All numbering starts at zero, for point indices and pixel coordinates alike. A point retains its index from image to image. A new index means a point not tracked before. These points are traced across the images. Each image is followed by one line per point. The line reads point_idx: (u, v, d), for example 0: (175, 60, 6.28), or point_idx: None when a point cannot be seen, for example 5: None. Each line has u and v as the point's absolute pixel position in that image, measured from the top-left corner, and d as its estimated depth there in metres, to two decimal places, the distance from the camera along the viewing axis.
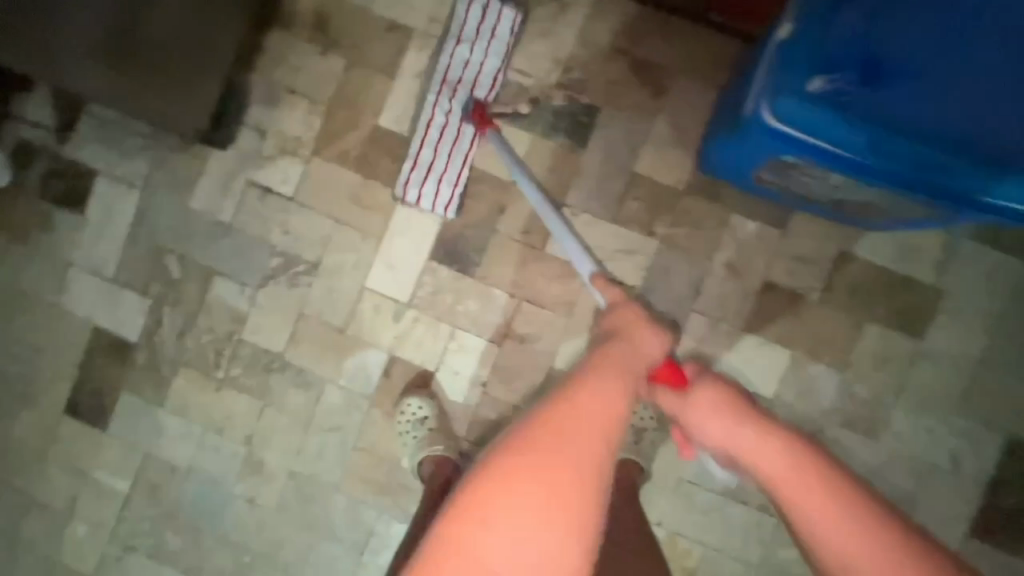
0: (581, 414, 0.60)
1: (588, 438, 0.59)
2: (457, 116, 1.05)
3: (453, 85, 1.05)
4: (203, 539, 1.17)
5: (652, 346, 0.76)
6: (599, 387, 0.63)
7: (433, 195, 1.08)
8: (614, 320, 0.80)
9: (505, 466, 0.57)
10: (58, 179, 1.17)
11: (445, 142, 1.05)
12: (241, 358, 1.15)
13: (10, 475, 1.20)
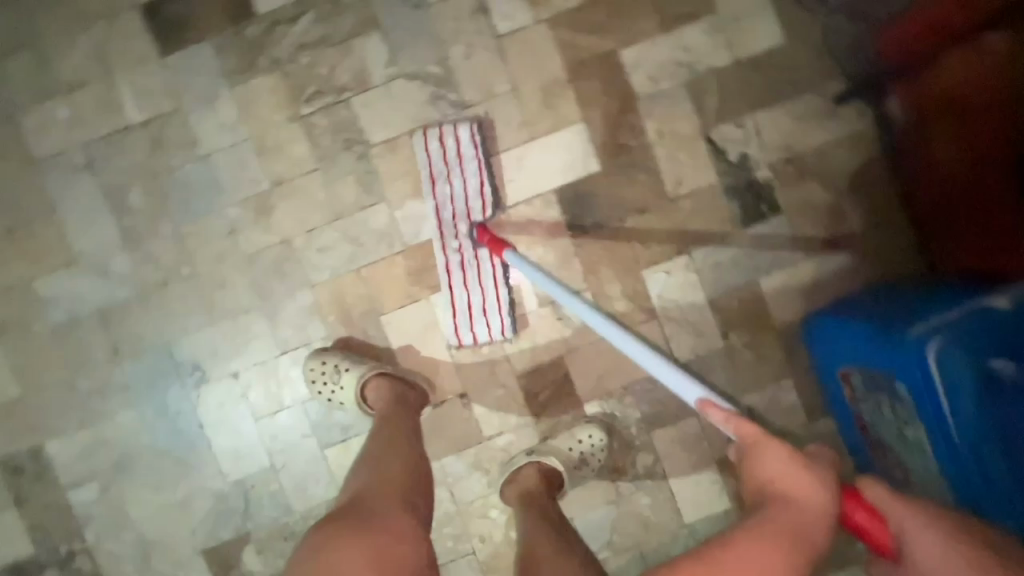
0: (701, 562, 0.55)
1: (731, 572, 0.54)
2: (475, 249, 1.03)
3: (462, 223, 1.04)
4: (162, 220, 1.07)
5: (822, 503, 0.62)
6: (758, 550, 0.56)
7: (480, 332, 1.06)
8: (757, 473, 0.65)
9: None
10: None
11: (472, 277, 1.04)
12: (333, 115, 1.07)
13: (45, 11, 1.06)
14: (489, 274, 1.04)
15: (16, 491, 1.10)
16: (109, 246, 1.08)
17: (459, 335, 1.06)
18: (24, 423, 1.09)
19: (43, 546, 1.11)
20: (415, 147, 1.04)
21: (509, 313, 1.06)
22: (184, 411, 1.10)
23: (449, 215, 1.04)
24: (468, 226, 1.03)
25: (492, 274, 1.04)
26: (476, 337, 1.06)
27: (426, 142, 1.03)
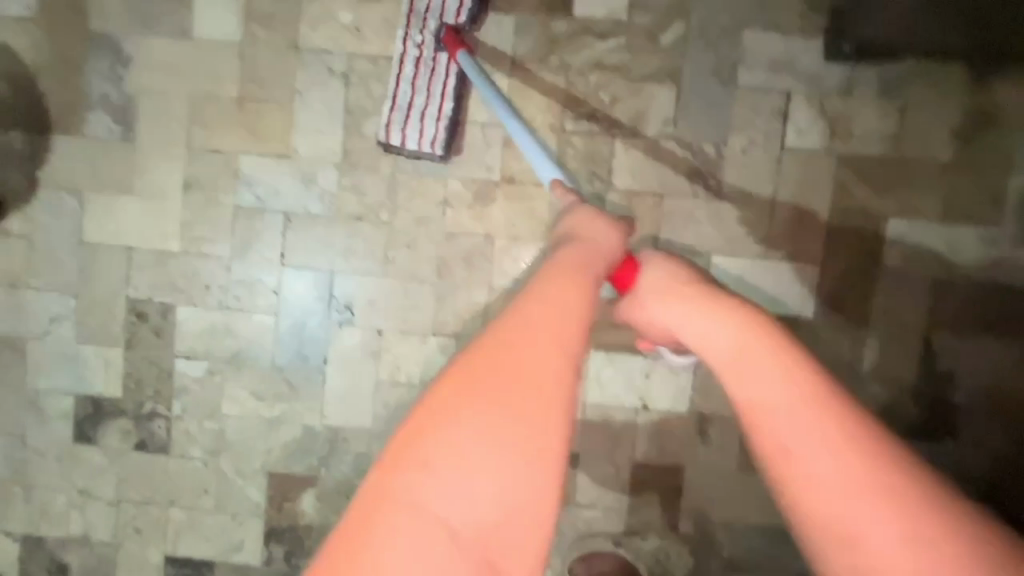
0: (532, 309, 0.40)
1: (548, 337, 0.39)
2: (429, 44, 0.98)
3: (427, 20, 0.98)
4: (384, 160, 1.05)
5: (603, 237, 0.53)
6: (566, 275, 0.43)
7: (416, 141, 1.00)
8: (564, 225, 0.56)
9: (472, 368, 0.38)
10: None
11: (422, 77, 0.99)
12: (591, 142, 1.03)
13: None
14: (438, 76, 0.98)
15: (132, 336, 1.10)
16: (324, 160, 1.06)
17: (389, 125, 1.00)
18: (170, 280, 1.08)
19: (131, 397, 1.11)
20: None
21: (449, 127, 1.00)
22: (317, 340, 1.09)
23: (418, 41, 0.98)
24: (437, 42, 0.98)
25: (439, 85, 0.99)
26: (410, 139, 1.00)
27: None
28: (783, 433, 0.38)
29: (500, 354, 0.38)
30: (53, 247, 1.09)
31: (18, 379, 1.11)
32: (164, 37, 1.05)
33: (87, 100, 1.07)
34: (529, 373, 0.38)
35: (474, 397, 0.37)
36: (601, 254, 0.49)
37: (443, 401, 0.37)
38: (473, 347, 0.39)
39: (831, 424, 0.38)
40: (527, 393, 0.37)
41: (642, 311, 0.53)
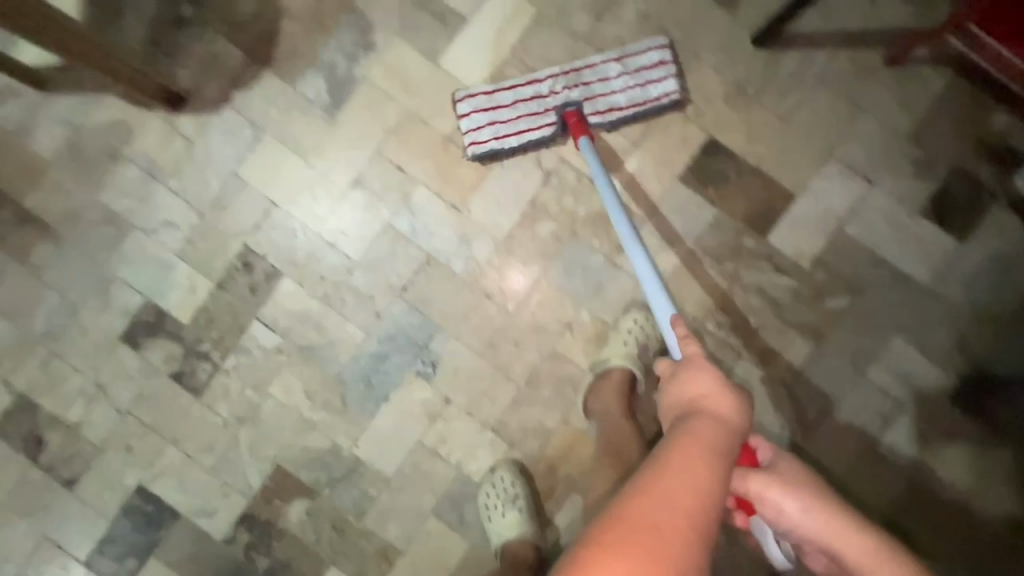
0: (657, 489, 0.51)
1: (688, 499, 0.51)
2: (555, 105, 1.01)
3: (581, 81, 1.02)
4: (538, 261, 1.08)
5: (735, 418, 0.61)
6: (687, 454, 0.55)
7: (473, 124, 1.03)
8: (684, 397, 0.65)
9: (624, 525, 0.49)
10: (963, 198, 1.04)
11: (525, 115, 1.02)
12: (720, 349, 1.07)
13: None
14: (535, 134, 1.02)
15: (228, 279, 1.09)
16: (487, 230, 1.08)
17: (473, 95, 1.03)
18: (291, 251, 1.09)
19: (194, 330, 1.10)
20: (636, 42, 1.04)
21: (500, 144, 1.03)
22: (388, 377, 1.09)
23: (555, 97, 1.02)
24: (565, 108, 1.01)
25: (526, 143, 1.02)
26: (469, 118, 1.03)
27: (648, 45, 1.02)
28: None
29: (642, 517, 0.49)
30: (207, 163, 1.09)
31: (102, 256, 1.10)
32: (414, 47, 1.07)
33: (314, 59, 1.07)
34: (662, 551, 0.47)
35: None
36: (716, 421, 0.60)
37: (602, 543, 0.48)
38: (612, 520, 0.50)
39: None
40: (659, 550, 0.47)
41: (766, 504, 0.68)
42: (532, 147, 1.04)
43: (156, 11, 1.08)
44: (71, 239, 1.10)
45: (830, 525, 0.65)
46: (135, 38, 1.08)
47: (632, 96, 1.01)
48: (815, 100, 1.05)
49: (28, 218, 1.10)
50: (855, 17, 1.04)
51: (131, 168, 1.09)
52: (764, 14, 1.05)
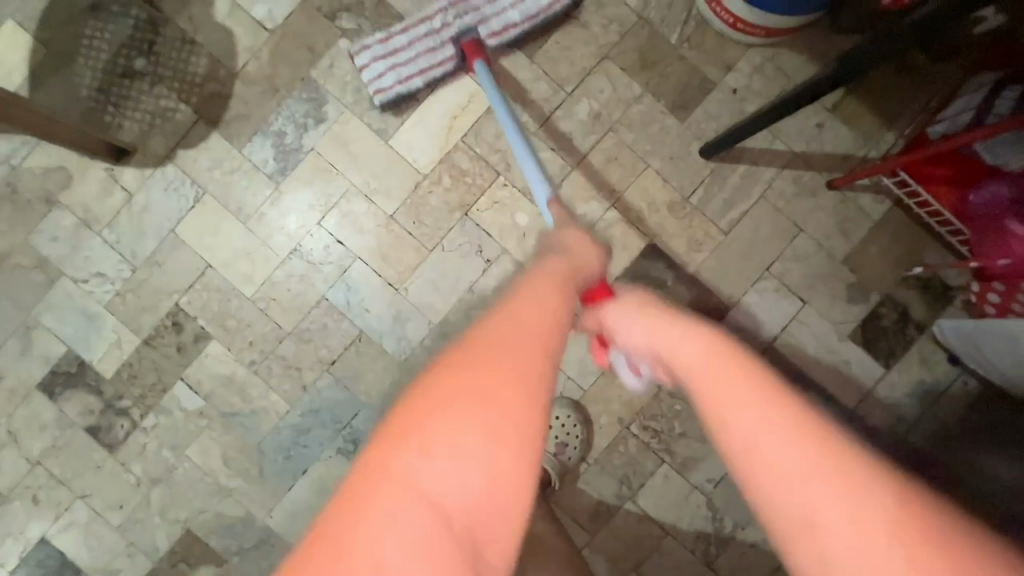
0: (468, 356, 0.44)
1: (507, 373, 0.43)
2: (449, 35, 1.03)
3: (469, 11, 1.04)
4: None
5: (592, 267, 0.64)
6: (529, 301, 0.50)
7: (375, 72, 1.04)
8: (562, 241, 0.68)
9: (415, 430, 0.41)
10: (892, 325, 1.06)
11: (424, 29, 1.04)
12: (642, 452, 1.07)
13: (600, 156, 1.07)
14: (440, 33, 1.03)
15: (155, 335, 1.08)
16: (422, 312, 1.08)
17: (367, 48, 1.04)
18: (222, 314, 1.07)
19: (116, 385, 1.08)
20: None
21: (406, 81, 1.04)
22: (309, 450, 1.08)
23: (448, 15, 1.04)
24: (460, 30, 1.03)
25: (432, 31, 1.04)
26: (370, 75, 1.04)
27: None
28: (710, 396, 0.42)
29: (443, 405, 0.42)
30: (145, 217, 1.07)
31: (28, 300, 1.08)
32: (366, 123, 1.07)
33: (263, 123, 1.07)
34: (491, 391, 0.43)
35: (429, 451, 0.41)
36: (562, 280, 0.56)
37: (377, 472, 0.41)
38: (410, 402, 0.43)
39: (741, 392, 0.41)
40: (484, 413, 0.42)
41: (626, 327, 0.56)
42: (443, 80, 1.06)
43: (108, 60, 1.07)
44: None
45: (684, 339, 0.48)
46: (84, 83, 1.07)
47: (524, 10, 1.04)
48: (756, 215, 1.07)
49: None
50: (803, 138, 1.05)
51: (68, 215, 1.08)
52: (714, 127, 1.06)
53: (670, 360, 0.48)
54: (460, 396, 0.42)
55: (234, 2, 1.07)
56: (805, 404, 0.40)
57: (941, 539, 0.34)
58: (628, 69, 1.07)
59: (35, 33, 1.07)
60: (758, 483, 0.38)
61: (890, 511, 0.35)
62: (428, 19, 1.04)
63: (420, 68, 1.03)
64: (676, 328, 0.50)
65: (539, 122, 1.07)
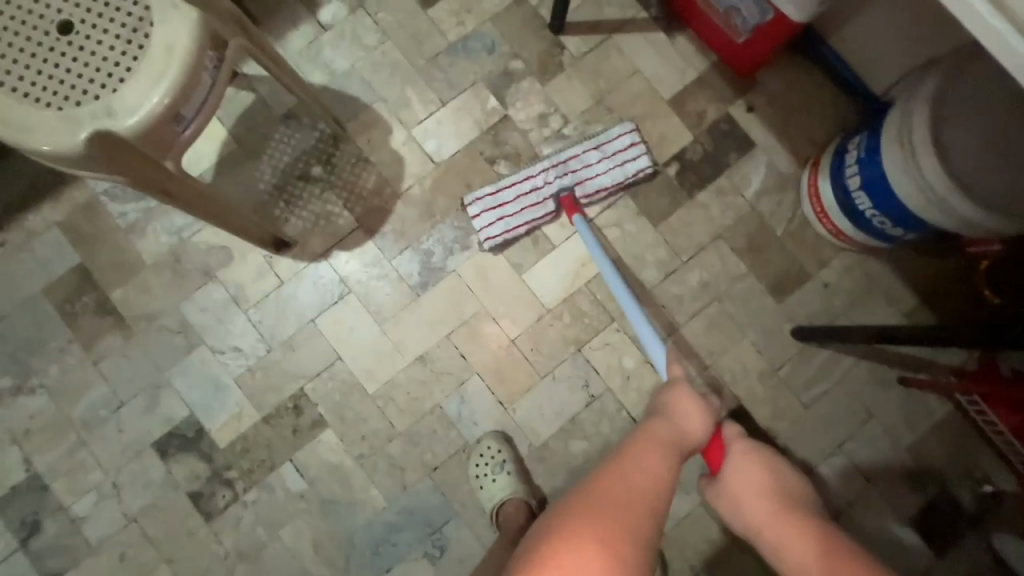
0: (616, 479, 0.72)
1: (642, 501, 0.70)
2: (551, 193, 1.16)
3: (568, 172, 1.16)
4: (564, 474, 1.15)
5: (698, 432, 0.86)
6: (650, 452, 0.78)
7: (483, 221, 1.16)
8: (668, 400, 0.90)
9: (588, 527, 0.66)
10: (948, 518, 1.15)
11: (529, 192, 1.16)
12: None
13: (705, 320, 1.20)
14: (543, 192, 1.16)
15: (275, 415, 1.15)
16: (525, 432, 1.16)
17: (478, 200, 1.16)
18: (342, 405, 1.15)
19: (227, 455, 1.13)
20: (612, 128, 1.20)
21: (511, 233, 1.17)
22: (396, 548, 1.13)
23: (549, 174, 1.16)
24: (562, 187, 1.16)
25: (537, 191, 1.16)
26: (479, 224, 1.16)
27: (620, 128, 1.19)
28: (796, 553, 0.71)
29: (617, 486, 0.71)
30: (290, 305, 1.17)
31: (164, 361, 1.15)
32: (504, 257, 1.20)
33: (415, 242, 1.20)
34: (631, 526, 0.68)
35: (600, 543, 0.65)
36: (675, 435, 0.83)
37: (558, 555, 0.64)
38: (584, 508, 0.68)
39: (818, 540, 0.71)
40: (638, 506, 0.70)
41: (727, 497, 0.84)
42: (539, 226, 1.20)
43: (288, 162, 1.21)
44: (140, 338, 1.15)
45: (771, 507, 0.78)
46: (263, 179, 1.20)
47: (610, 177, 1.17)
48: (834, 395, 1.20)
49: (108, 308, 1.16)
50: None
51: (220, 289, 1.17)
52: (806, 311, 1.21)
53: (774, 548, 0.74)
54: (597, 513, 0.68)
55: (410, 134, 1.23)
56: (841, 547, 0.68)
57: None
58: (738, 249, 1.23)
59: (231, 128, 1.21)
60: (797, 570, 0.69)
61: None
62: (532, 175, 1.15)
63: (524, 222, 1.16)
64: (756, 489, 0.81)
65: (655, 281, 1.21)
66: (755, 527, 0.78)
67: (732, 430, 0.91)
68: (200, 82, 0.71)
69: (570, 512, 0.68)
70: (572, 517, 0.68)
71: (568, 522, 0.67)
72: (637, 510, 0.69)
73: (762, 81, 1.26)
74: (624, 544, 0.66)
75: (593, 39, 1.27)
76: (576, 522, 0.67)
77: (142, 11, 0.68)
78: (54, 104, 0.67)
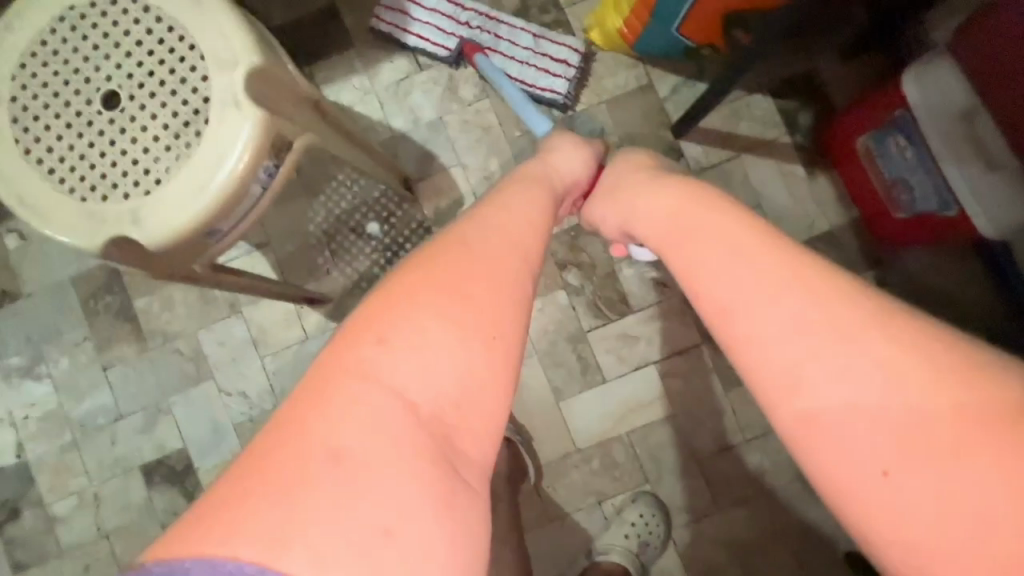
0: (455, 253, 0.48)
1: (495, 257, 0.49)
2: (462, 34, 1.07)
3: (492, 31, 1.07)
4: None
5: (581, 176, 0.71)
6: (514, 202, 0.57)
7: (390, 7, 1.08)
8: (549, 142, 0.75)
9: (428, 272, 0.47)
10: None
11: (456, 15, 1.07)
12: None
13: (751, 512, 1.05)
14: (459, 23, 1.07)
15: None
16: None
17: None
18: None
19: None
20: (564, 34, 1.09)
21: (393, 18, 1.08)
22: None
23: (482, 24, 1.07)
24: (483, 42, 1.07)
25: (462, 23, 1.07)
26: (387, 4, 1.08)
27: (568, 41, 1.07)
28: (702, 258, 0.49)
29: (451, 261, 0.48)
30: (308, 364, 1.08)
31: (171, 385, 1.09)
32: (546, 375, 1.07)
33: None
34: (474, 283, 0.47)
35: (433, 286, 0.46)
36: (549, 181, 0.65)
37: (382, 317, 0.45)
38: (413, 266, 0.48)
39: (750, 237, 0.48)
40: (484, 282, 0.47)
41: (604, 205, 0.68)
42: (422, 50, 1.09)
43: (345, 210, 1.09)
44: (152, 355, 1.10)
45: (757, 257, 0.46)
46: (313, 219, 1.09)
47: (528, 76, 1.06)
48: None
49: (128, 315, 1.10)
50: None
51: (242, 327, 1.09)
52: None
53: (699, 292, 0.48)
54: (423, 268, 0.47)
55: None
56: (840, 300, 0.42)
57: (922, 390, 0.38)
58: None
59: None
60: (738, 331, 0.45)
61: (859, 374, 0.40)
62: (466, 14, 1.07)
63: (411, 18, 1.08)
64: (671, 214, 0.55)
65: (706, 450, 1.06)
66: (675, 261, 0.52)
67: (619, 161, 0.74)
68: (248, 195, 0.59)
69: (386, 283, 0.47)
70: (385, 288, 0.46)
71: (357, 325, 0.45)
72: (506, 267, 0.49)
73: (906, 256, 1.04)
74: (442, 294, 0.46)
75: (718, 155, 1.07)
76: (388, 297, 0.45)
77: (200, 104, 0.56)
78: (78, 193, 0.56)
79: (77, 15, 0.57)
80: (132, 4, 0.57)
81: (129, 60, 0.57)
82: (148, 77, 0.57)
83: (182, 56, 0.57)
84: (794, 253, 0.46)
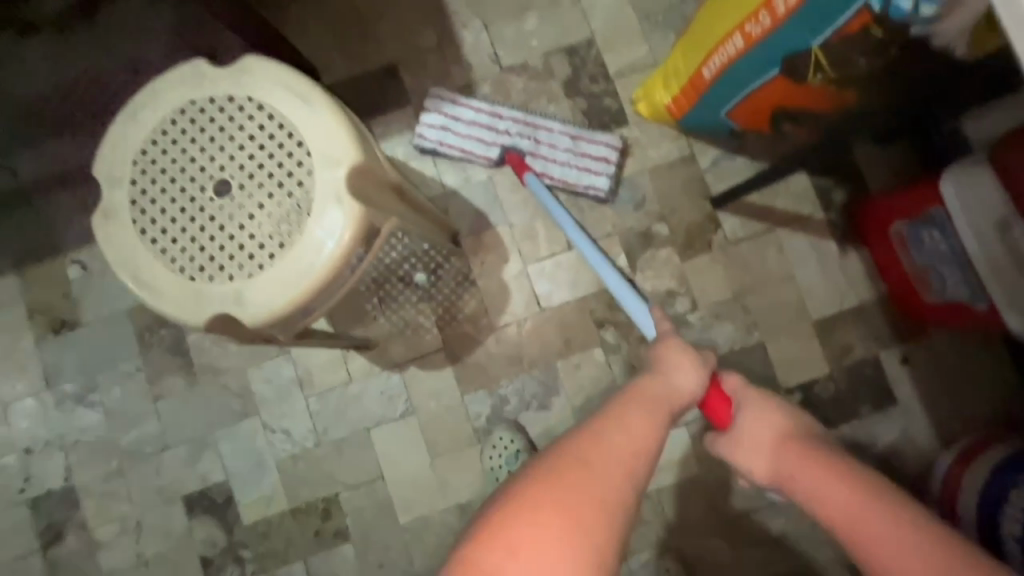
0: (586, 454, 0.56)
1: (615, 475, 0.55)
2: (503, 142, 1.11)
3: (531, 135, 1.11)
4: None
5: (694, 380, 0.71)
6: (633, 416, 0.61)
7: (429, 120, 1.12)
8: (654, 351, 0.74)
9: (551, 494, 0.53)
10: None
11: (494, 124, 1.11)
12: None
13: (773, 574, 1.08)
14: (499, 132, 1.11)
15: (304, 510, 1.12)
16: None
17: (444, 97, 1.12)
18: (369, 524, 1.11)
19: (247, 533, 1.12)
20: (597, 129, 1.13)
21: (436, 136, 1.12)
22: None
23: (521, 129, 1.11)
24: (526, 148, 1.10)
25: (502, 130, 1.11)
26: (427, 120, 1.12)
27: (602, 137, 1.11)
28: (831, 508, 0.57)
29: (580, 476, 0.54)
30: (350, 407, 1.13)
31: (217, 420, 1.14)
32: None
33: (493, 382, 1.12)
34: (594, 505, 0.53)
35: (558, 509, 0.52)
36: (669, 403, 0.67)
37: (519, 519, 0.52)
38: (547, 473, 0.55)
39: (851, 485, 0.57)
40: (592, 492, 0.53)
41: (739, 450, 0.71)
42: (469, 160, 1.13)
43: (394, 259, 1.12)
44: (201, 389, 1.14)
45: (852, 504, 0.55)
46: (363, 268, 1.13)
47: (571, 177, 1.10)
48: None
49: (180, 349, 1.15)
50: None
51: (289, 368, 1.13)
52: None
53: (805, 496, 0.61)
54: (551, 476, 0.54)
55: (525, 269, 1.14)
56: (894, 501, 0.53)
57: (965, 565, 0.46)
58: None
59: None
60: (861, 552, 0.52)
61: (913, 551, 0.49)
62: (505, 117, 1.11)
63: (451, 134, 1.11)
64: (801, 461, 0.63)
65: (731, 511, 1.09)
66: (779, 473, 0.66)
67: (733, 380, 0.77)
68: (340, 279, 0.63)
69: (524, 482, 0.55)
70: (529, 488, 0.54)
71: (508, 514, 0.52)
72: (621, 491, 0.55)
73: (932, 335, 1.09)
74: (566, 513, 0.52)
75: (754, 226, 1.12)
76: (528, 499, 0.53)
77: (303, 196, 0.61)
78: (187, 272, 0.61)
79: (196, 109, 0.63)
80: (246, 101, 0.62)
81: (241, 152, 0.62)
82: (257, 169, 0.62)
83: (289, 152, 0.62)
84: (871, 481, 0.56)
